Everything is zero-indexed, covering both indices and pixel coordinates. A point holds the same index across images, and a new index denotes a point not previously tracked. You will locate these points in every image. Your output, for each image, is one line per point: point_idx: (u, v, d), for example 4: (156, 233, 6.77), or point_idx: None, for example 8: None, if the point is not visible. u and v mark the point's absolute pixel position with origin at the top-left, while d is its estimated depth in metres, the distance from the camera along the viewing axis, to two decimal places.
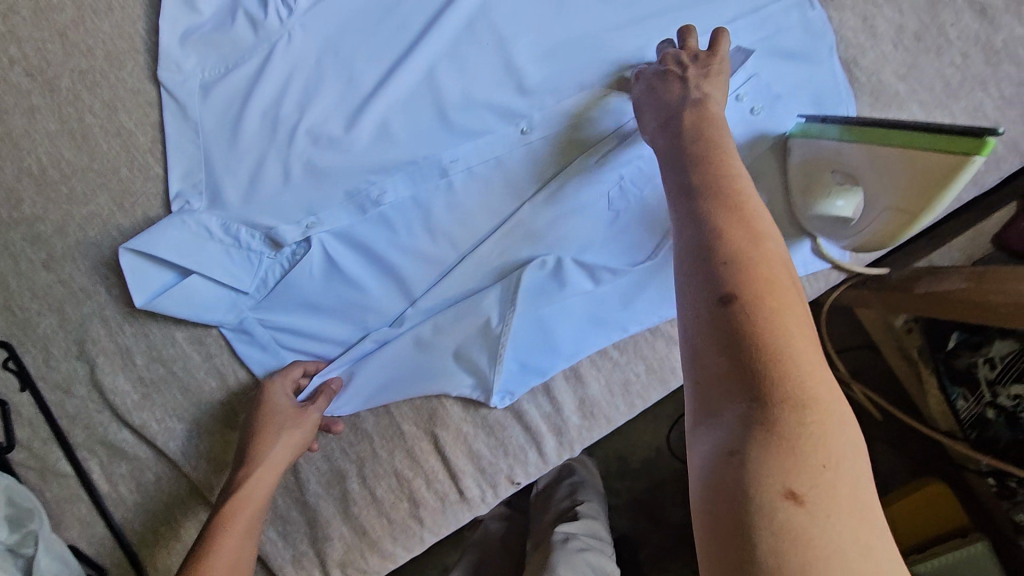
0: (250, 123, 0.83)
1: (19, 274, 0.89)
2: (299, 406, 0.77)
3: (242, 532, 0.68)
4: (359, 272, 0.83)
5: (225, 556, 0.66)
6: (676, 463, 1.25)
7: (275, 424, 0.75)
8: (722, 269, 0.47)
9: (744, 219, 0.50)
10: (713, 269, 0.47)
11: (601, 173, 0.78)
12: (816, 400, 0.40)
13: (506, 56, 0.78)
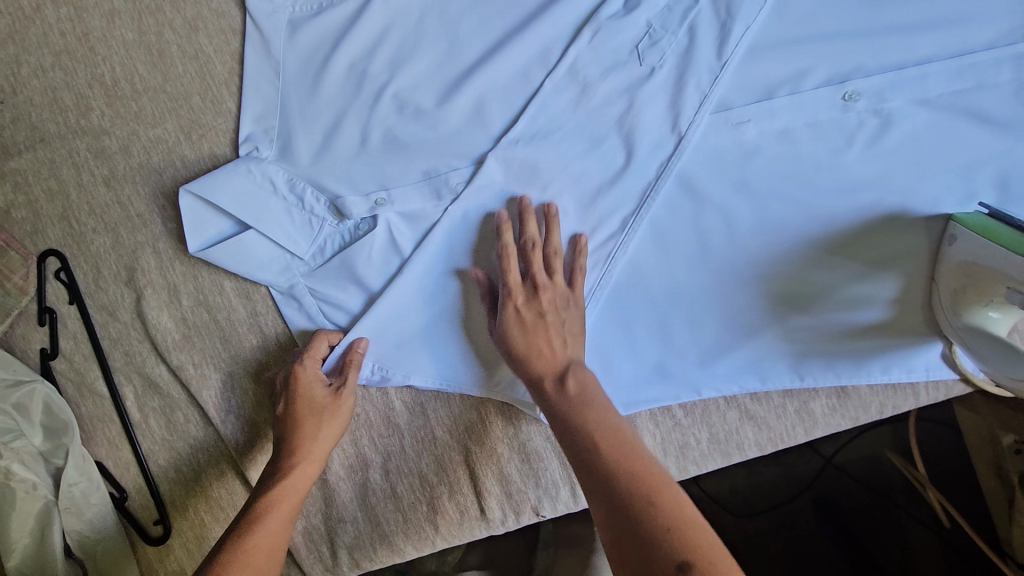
0: (335, 75, 0.75)
1: (80, 186, 0.86)
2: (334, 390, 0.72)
3: (287, 518, 0.64)
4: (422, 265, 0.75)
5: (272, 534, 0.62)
6: (696, 489, 1.16)
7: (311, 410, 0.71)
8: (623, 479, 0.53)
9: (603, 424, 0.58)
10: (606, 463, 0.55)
11: (702, 197, 0.68)
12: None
13: (639, 57, 0.67)
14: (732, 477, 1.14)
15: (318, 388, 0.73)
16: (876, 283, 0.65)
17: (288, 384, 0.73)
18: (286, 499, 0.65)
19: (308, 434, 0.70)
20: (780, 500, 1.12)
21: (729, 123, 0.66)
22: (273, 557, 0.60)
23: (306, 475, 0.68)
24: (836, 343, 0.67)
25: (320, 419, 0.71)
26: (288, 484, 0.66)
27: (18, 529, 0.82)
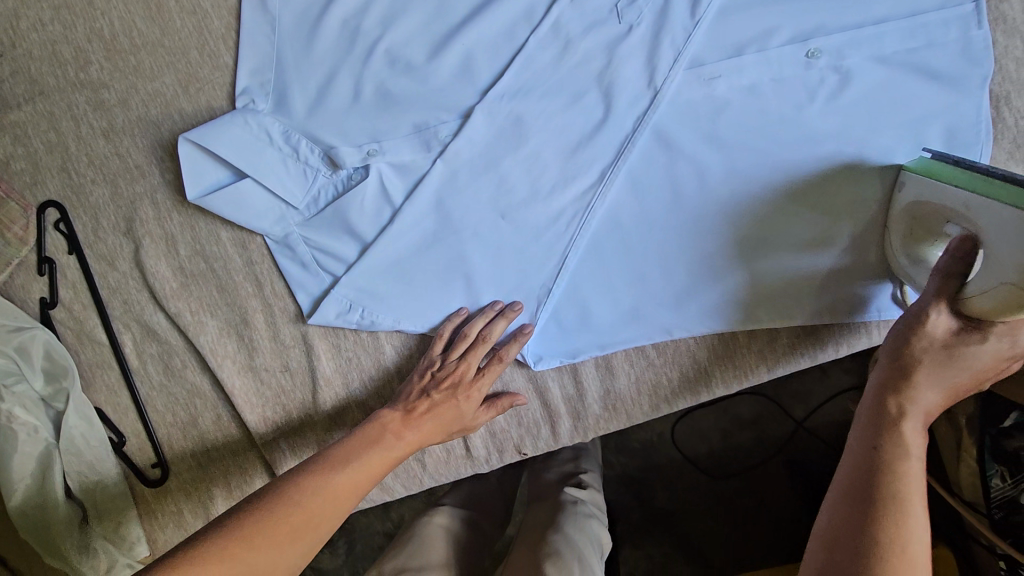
0: (329, 31, 0.78)
1: (79, 138, 0.89)
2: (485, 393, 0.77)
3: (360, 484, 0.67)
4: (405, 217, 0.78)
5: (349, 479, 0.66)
6: (675, 451, 1.22)
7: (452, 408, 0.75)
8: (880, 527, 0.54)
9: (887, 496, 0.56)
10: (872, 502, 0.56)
11: (676, 147, 0.72)
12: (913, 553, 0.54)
13: (618, 15, 0.71)
14: (708, 440, 1.22)
15: (485, 381, 0.77)
16: (833, 228, 0.70)
17: (453, 383, 0.75)
18: (345, 486, 0.65)
19: (429, 431, 0.74)
20: (751, 461, 1.20)
21: (702, 79, 0.70)
22: (297, 544, 0.59)
23: (376, 471, 0.69)
24: (797, 285, 0.72)
25: (451, 422, 0.75)
26: (369, 472, 0.68)
27: (20, 470, 0.86)
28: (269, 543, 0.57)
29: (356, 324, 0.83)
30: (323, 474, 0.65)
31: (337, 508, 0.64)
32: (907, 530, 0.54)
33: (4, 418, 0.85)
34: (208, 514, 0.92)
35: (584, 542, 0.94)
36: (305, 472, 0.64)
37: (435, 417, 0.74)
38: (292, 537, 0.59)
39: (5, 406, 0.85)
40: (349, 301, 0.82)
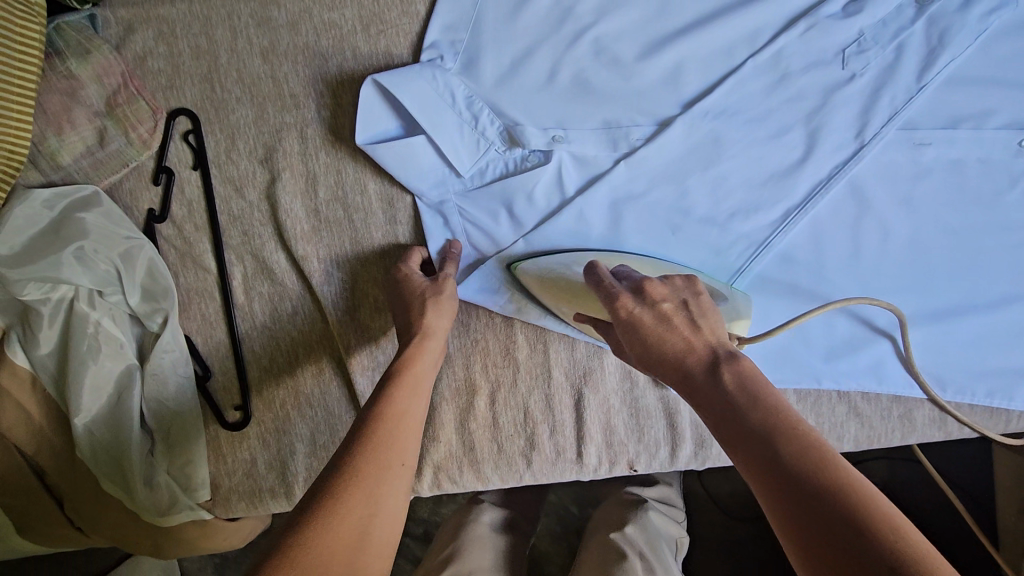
0: (539, 5, 0.75)
1: (232, 50, 0.83)
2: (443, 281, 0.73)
3: (410, 411, 0.60)
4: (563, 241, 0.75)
5: (401, 403, 0.59)
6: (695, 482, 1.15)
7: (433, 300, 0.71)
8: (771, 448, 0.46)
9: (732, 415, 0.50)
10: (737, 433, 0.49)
11: (869, 201, 0.73)
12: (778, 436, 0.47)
13: (843, 61, 0.70)
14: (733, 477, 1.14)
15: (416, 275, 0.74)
16: (1002, 313, 0.72)
17: (400, 283, 0.74)
18: (393, 443, 0.56)
19: (431, 340, 0.68)
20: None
21: (912, 142, 0.71)
22: (373, 513, 0.51)
23: (419, 397, 0.62)
24: (957, 361, 0.73)
25: (435, 307, 0.70)
26: (399, 417, 0.58)
27: (99, 385, 0.82)
28: (346, 520, 0.49)
29: (495, 308, 0.79)
30: (359, 444, 0.55)
31: (405, 434, 0.57)
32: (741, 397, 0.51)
33: (92, 328, 0.81)
34: (283, 471, 0.86)
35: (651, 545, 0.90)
36: (330, 463, 0.53)
37: (431, 310, 0.70)
38: (359, 520, 0.50)
39: (95, 316, 0.81)
40: (497, 281, 0.79)
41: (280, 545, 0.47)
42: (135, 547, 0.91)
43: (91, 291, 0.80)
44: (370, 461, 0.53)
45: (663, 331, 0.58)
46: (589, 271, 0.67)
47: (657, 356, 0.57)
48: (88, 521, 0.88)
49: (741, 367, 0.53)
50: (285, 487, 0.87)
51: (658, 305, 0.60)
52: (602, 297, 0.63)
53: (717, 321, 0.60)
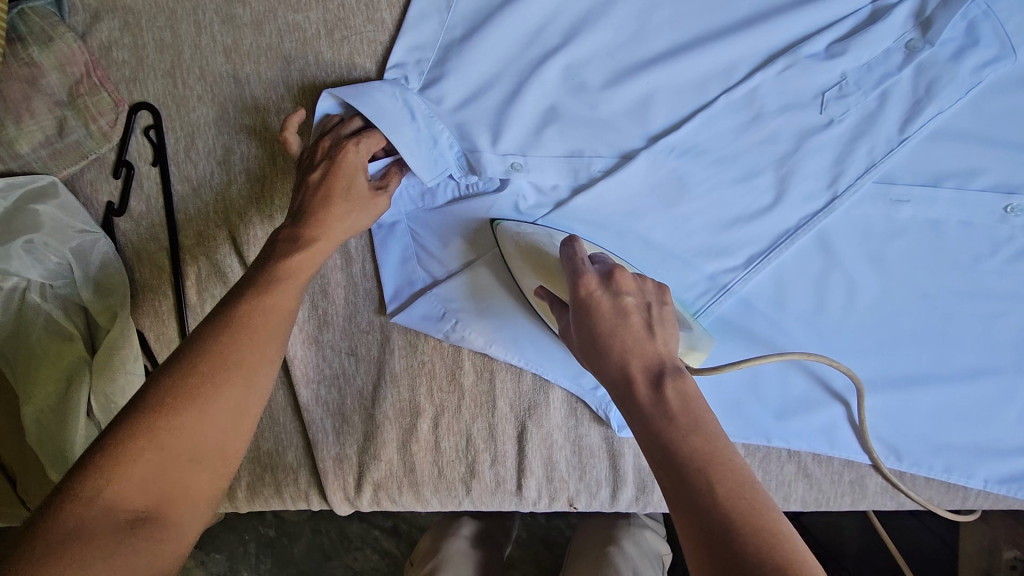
0: (508, 23, 0.71)
1: (196, 47, 0.81)
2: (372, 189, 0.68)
3: (290, 304, 0.58)
4: (520, 245, 0.69)
5: (285, 299, 0.58)
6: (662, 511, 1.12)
7: (345, 198, 0.65)
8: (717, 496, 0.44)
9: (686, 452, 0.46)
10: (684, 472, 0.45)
11: (838, 256, 0.69)
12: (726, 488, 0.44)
13: (821, 105, 0.66)
14: None
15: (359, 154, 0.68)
16: (968, 387, 0.68)
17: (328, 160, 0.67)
18: (266, 334, 0.55)
19: (334, 214, 0.64)
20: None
21: (888, 199, 0.67)
22: (244, 403, 0.53)
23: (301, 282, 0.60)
24: (916, 432, 0.70)
25: (343, 212, 0.65)
26: (275, 303, 0.57)
27: (45, 376, 0.82)
28: (216, 408, 0.51)
29: (440, 335, 0.77)
30: (221, 334, 0.54)
31: (277, 333, 0.56)
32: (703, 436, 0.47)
33: (41, 319, 0.81)
34: None
35: (638, 557, 0.86)
36: (198, 343, 0.53)
37: (333, 212, 0.64)
38: (226, 411, 0.51)
39: (46, 306, 0.82)
40: (443, 308, 0.77)
41: (132, 421, 0.49)
42: None
43: (42, 283, 0.81)
44: (238, 357, 0.53)
45: (615, 323, 0.53)
46: (566, 243, 0.60)
47: (601, 354, 0.52)
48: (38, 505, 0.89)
49: (685, 386, 0.49)
50: (227, 490, 0.86)
51: (621, 298, 0.54)
52: (569, 272, 0.57)
53: (674, 335, 0.54)
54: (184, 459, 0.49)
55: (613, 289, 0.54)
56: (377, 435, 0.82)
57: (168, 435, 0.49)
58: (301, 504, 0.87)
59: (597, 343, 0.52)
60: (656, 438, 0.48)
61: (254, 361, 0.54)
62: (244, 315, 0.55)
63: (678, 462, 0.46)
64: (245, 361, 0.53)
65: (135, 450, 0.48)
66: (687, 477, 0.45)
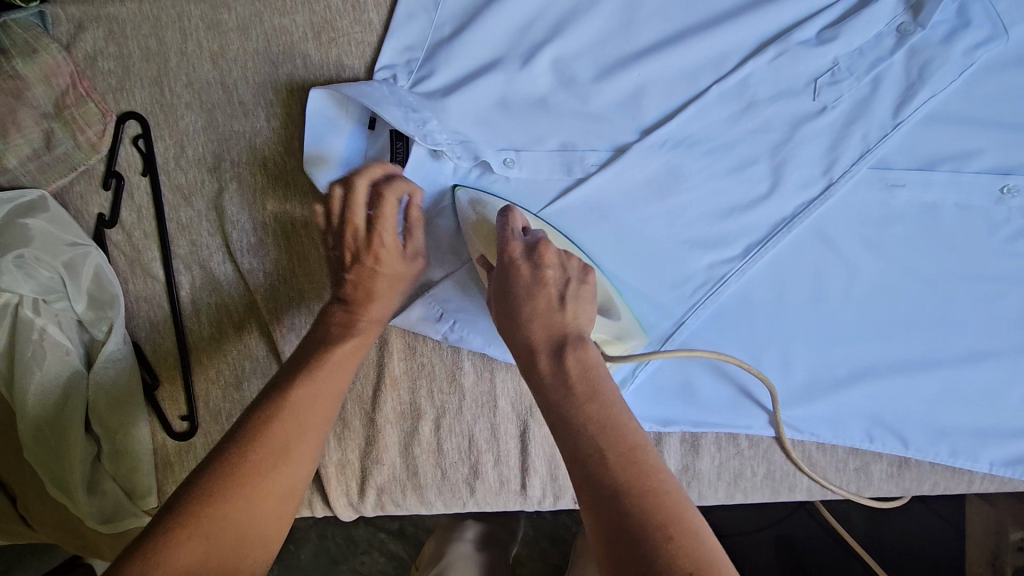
0: (496, 20, 0.71)
1: (182, 54, 0.80)
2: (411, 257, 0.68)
3: (341, 384, 0.62)
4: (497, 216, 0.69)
5: (334, 383, 0.61)
6: None
7: (387, 283, 0.67)
8: (608, 462, 0.47)
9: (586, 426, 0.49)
10: (578, 440, 0.49)
11: (837, 242, 0.68)
12: (620, 451, 0.47)
13: (814, 91, 0.66)
14: None
15: (387, 238, 0.65)
16: (971, 370, 0.68)
17: (362, 244, 0.65)
18: (312, 421, 0.58)
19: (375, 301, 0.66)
20: (776, 514, 0.98)
21: (885, 184, 0.66)
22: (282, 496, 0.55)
23: (345, 367, 0.63)
24: (919, 417, 0.69)
25: (383, 299, 0.67)
26: (323, 389, 0.60)
27: (43, 392, 0.80)
28: (264, 492, 0.53)
29: (438, 337, 0.77)
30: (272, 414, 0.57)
31: (323, 422, 0.59)
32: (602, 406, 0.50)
33: (36, 335, 0.80)
34: None
35: None
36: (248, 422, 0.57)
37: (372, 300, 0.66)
38: (278, 491, 0.55)
39: (39, 322, 0.80)
40: (440, 310, 0.76)
41: (182, 505, 0.51)
42: (85, 548, 0.91)
43: (35, 298, 0.80)
44: (284, 444, 0.56)
45: (530, 290, 0.57)
46: (503, 211, 0.62)
47: (515, 321, 0.56)
48: (39, 521, 0.88)
49: (585, 354, 0.53)
50: None
51: (542, 269, 0.57)
52: (498, 239, 0.61)
53: (588, 308, 0.57)
54: (224, 547, 0.50)
55: (539, 267, 0.58)
56: (377, 438, 0.81)
57: (213, 524, 0.50)
58: (304, 512, 0.86)
59: (512, 307, 0.57)
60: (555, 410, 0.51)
61: (302, 448, 0.57)
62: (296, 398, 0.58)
63: (579, 445, 0.48)
64: (294, 448, 0.56)
65: (181, 535, 0.49)
66: (585, 460, 0.47)
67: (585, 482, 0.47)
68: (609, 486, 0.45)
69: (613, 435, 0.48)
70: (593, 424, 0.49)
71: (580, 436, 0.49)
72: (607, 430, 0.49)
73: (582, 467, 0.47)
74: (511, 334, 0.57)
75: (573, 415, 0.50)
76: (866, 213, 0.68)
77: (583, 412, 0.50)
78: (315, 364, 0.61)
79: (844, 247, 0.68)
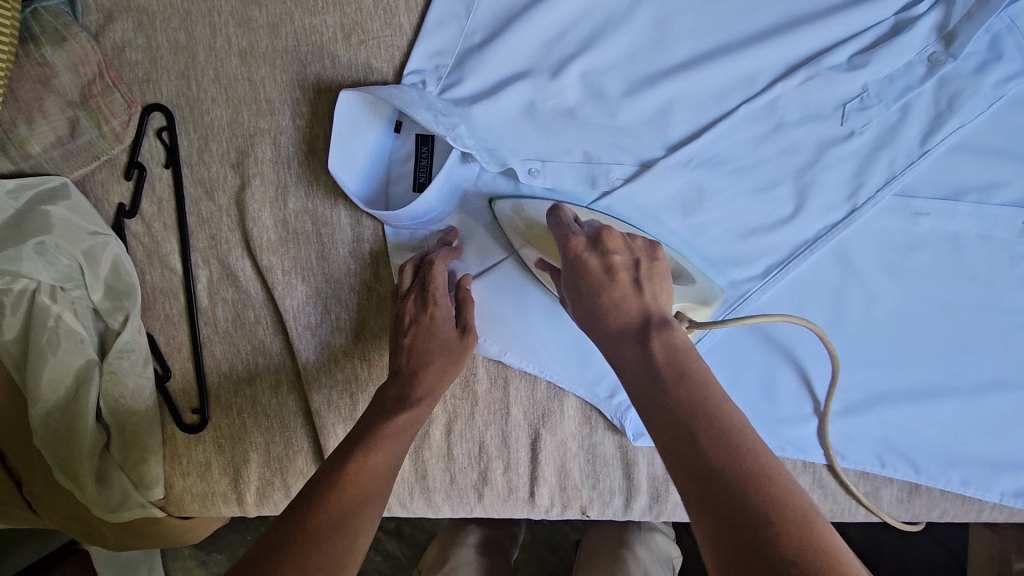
0: (527, 29, 0.71)
1: (211, 48, 0.80)
2: (462, 334, 0.69)
3: (404, 438, 0.63)
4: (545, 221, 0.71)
5: (396, 436, 0.62)
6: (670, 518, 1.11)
7: (440, 357, 0.67)
8: (701, 427, 0.46)
9: (676, 393, 0.49)
10: (666, 406, 0.49)
11: (859, 267, 0.69)
12: (713, 415, 0.47)
13: (842, 116, 0.67)
14: None
15: (441, 312, 0.68)
16: (986, 400, 0.68)
17: (419, 318, 0.68)
18: (378, 466, 0.59)
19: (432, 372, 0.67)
20: None
21: (908, 211, 0.67)
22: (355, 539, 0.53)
23: (401, 441, 0.63)
24: (932, 444, 0.70)
25: (443, 370, 0.67)
26: (386, 436, 0.61)
27: (57, 379, 0.81)
28: (337, 532, 0.52)
29: None
30: (341, 467, 0.58)
31: (387, 472, 0.59)
32: (687, 375, 0.50)
33: (52, 322, 0.80)
34: (236, 477, 0.85)
35: (650, 561, 0.86)
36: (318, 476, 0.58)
37: (423, 370, 0.67)
38: (350, 536, 0.52)
39: (55, 309, 0.80)
40: None
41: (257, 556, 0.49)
42: (89, 536, 0.91)
43: (52, 285, 0.80)
44: (353, 490, 0.56)
45: (604, 281, 0.58)
46: (553, 212, 0.67)
47: (597, 311, 0.58)
48: (45, 507, 0.89)
49: (670, 337, 0.54)
50: (237, 494, 0.86)
51: (609, 254, 0.60)
52: (559, 236, 0.64)
53: (664, 289, 0.59)
54: None
55: (608, 258, 0.60)
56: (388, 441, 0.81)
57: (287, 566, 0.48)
58: None
59: (589, 298, 0.58)
60: (641, 381, 0.51)
61: (369, 495, 0.56)
62: (361, 451, 0.60)
63: (669, 412, 0.48)
64: (363, 496, 0.56)
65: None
66: (678, 425, 0.47)
67: (677, 445, 0.46)
68: (706, 451, 0.45)
69: (703, 401, 0.48)
70: (680, 391, 0.49)
71: (668, 404, 0.49)
72: (697, 398, 0.48)
73: (676, 435, 0.47)
74: (596, 325, 0.58)
75: (660, 384, 0.50)
76: (889, 239, 0.68)
77: (668, 381, 0.50)
78: (373, 441, 0.61)
79: (865, 272, 0.69)
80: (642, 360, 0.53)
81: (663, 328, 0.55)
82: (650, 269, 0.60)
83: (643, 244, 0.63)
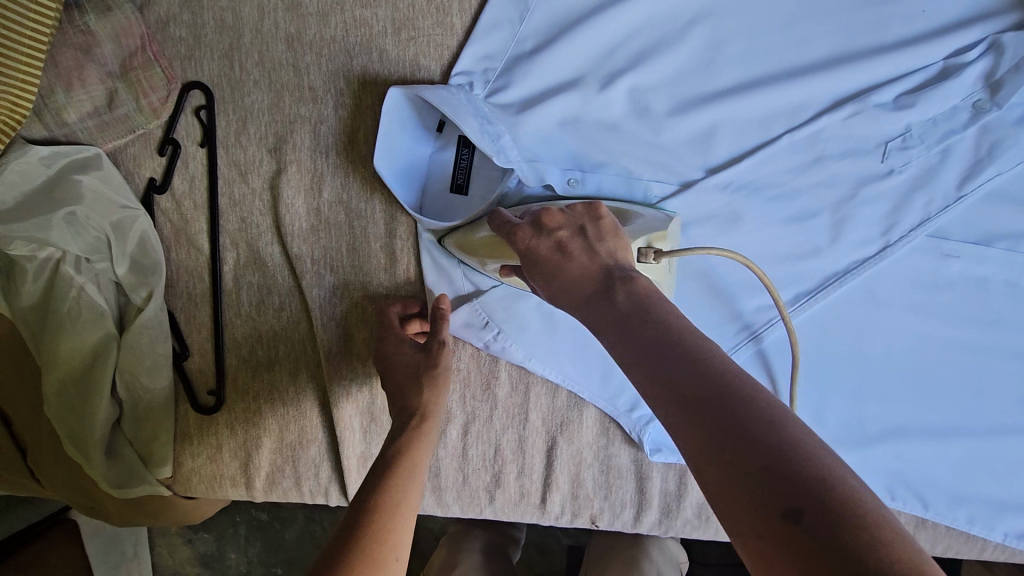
0: (580, 40, 0.71)
1: (257, 31, 0.80)
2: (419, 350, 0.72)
3: (418, 483, 0.61)
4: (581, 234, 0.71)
5: (409, 486, 0.60)
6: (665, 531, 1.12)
7: (416, 380, 0.70)
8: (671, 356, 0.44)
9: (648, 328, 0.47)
10: (640, 346, 0.46)
11: (886, 301, 0.70)
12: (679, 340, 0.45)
13: (883, 154, 0.68)
14: None
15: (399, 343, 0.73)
16: (999, 442, 0.70)
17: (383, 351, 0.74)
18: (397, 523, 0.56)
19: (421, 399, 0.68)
20: None
21: (940, 252, 0.68)
22: None
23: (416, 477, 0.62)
24: (942, 481, 0.71)
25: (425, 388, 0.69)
26: (401, 485, 0.59)
27: (75, 350, 0.80)
28: None
29: (477, 344, 0.78)
30: (360, 521, 0.55)
31: (405, 523, 0.57)
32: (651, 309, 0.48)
33: (74, 293, 0.79)
34: (247, 462, 0.85)
35: (662, 561, 0.88)
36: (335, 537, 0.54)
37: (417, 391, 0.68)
38: None
39: (79, 280, 0.79)
40: (487, 317, 0.77)
41: None
42: (92, 510, 0.91)
43: (78, 256, 0.79)
44: (374, 549, 0.52)
45: (561, 259, 0.54)
46: (495, 215, 0.63)
47: (563, 282, 0.53)
48: (49, 477, 0.88)
49: (636, 285, 0.50)
50: (246, 478, 0.86)
51: (552, 232, 0.56)
52: (507, 236, 0.60)
53: (616, 240, 0.55)
54: None
55: (556, 235, 0.56)
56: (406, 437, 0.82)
57: None
58: (317, 498, 0.87)
59: (555, 284, 0.54)
60: (611, 325, 0.49)
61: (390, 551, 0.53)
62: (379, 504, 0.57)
63: (644, 351, 0.46)
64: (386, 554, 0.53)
65: None
66: (654, 359, 0.45)
67: (655, 381, 0.44)
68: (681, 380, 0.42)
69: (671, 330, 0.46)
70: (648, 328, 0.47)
71: (638, 343, 0.46)
72: (665, 327, 0.46)
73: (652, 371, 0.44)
74: (573, 312, 0.53)
75: (630, 325, 0.48)
76: (919, 278, 0.69)
77: (637, 321, 0.47)
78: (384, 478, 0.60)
79: (893, 308, 0.70)
80: (609, 310, 0.50)
81: (630, 276, 0.51)
82: (601, 227, 0.56)
83: (594, 204, 0.59)
